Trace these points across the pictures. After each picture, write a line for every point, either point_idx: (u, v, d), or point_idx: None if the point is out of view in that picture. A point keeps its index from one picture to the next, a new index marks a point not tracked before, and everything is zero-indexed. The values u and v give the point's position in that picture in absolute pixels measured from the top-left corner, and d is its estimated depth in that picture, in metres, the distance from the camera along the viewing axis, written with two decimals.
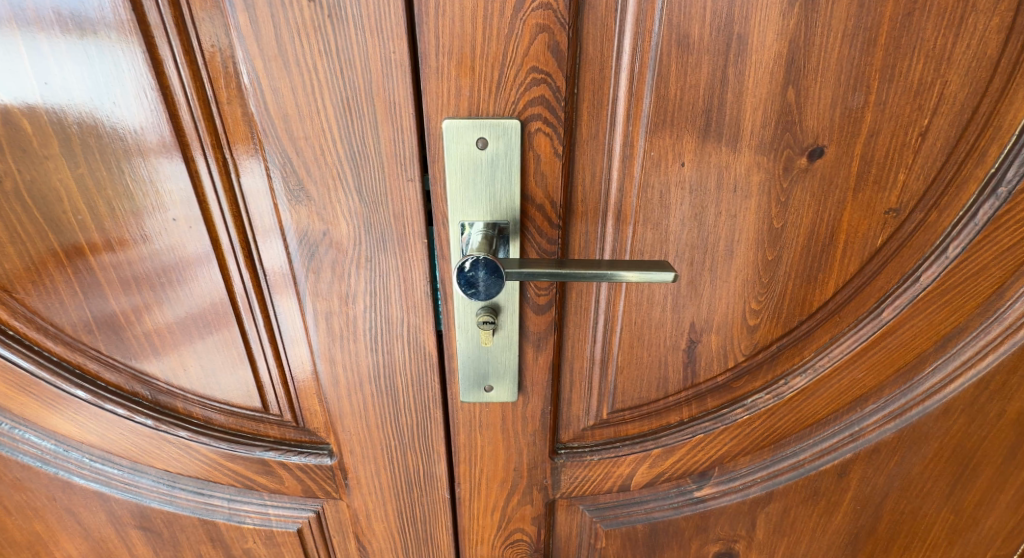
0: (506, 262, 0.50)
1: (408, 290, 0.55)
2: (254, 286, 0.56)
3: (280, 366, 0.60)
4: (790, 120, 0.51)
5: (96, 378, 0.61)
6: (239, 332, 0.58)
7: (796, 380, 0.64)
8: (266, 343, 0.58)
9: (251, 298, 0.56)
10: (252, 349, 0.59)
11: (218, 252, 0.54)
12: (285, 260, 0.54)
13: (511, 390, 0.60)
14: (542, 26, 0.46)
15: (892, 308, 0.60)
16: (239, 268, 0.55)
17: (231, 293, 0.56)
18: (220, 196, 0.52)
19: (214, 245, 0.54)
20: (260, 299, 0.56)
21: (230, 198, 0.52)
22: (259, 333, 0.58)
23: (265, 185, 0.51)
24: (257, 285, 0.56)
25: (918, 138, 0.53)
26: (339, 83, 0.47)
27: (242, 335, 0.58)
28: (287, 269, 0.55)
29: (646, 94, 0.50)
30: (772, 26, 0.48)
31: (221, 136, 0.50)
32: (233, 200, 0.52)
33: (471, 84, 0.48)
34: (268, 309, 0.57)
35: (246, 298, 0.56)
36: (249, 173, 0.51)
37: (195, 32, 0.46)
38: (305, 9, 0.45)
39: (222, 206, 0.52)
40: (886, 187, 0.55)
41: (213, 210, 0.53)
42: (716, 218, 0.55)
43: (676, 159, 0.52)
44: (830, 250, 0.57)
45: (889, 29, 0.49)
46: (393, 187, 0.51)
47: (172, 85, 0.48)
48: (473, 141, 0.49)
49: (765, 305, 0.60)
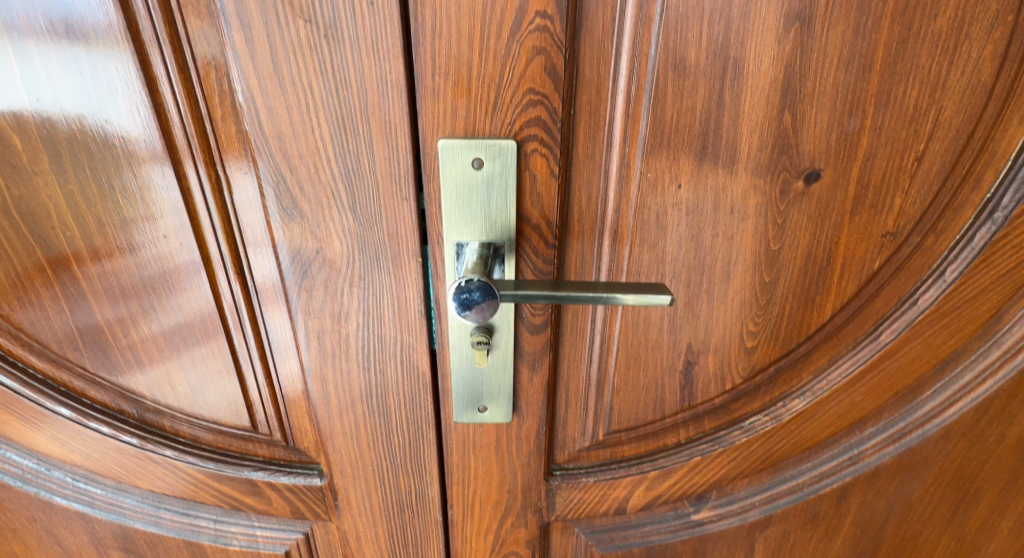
0: (501, 283, 0.49)
1: (402, 309, 0.54)
2: (244, 299, 0.55)
3: (270, 383, 0.59)
4: (786, 144, 0.51)
5: (82, 396, 0.60)
6: (227, 344, 0.57)
7: (794, 403, 0.64)
8: (255, 357, 0.57)
9: (241, 313, 0.55)
10: (240, 360, 0.58)
11: (207, 262, 0.53)
12: (276, 274, 0.53)
13: (505, 411, 0.60)
14: (539, 48, 0.45)
15: (890, 331, 0.61)
16: (229, 281, 0.54)
17: (219, 306, 0.55)
18: (211, 208, 0.51)
19: (204, 256, 0.53)
20: (250, 310, 0.55)
21: (221, 210, 0.51)
22: (248, 347, 0.57)
23: (256, 196, 0.50)
24: (248, 298, 0.55)
25: (914, 163, 0.53)
26: (334, 102, 0.45)
27: (230, 347, 0.57)
28: (278, 281, 0.53)
29: (642, 116, 0.50)
30: (768, 51, 0.48)
31: (213, 149, 0.49)
32: (226, 215, 0.51)
33: (467, 104, 0.46)
34: (257, 324, 0.56)
35: (236, 311, 0.55)
36: (240, 183, 0.50)
37: (190, 52, 0.45)
38: (301, 29, 0.42)
39: (214, 222, 0.51)
40: (883, 211, 0.55)
41: (203, 223, 0.52)
42: (712, 240, 0.55)
43: (673, 182, 0.52)
44: (827, 272, 0.58)
45: (883, 57, 0.49)
46: (388, 206, 0.49)
47: (166, 102, 0.48)
48: (467, 163, 0.48)
49: (762, 326, 0.60)
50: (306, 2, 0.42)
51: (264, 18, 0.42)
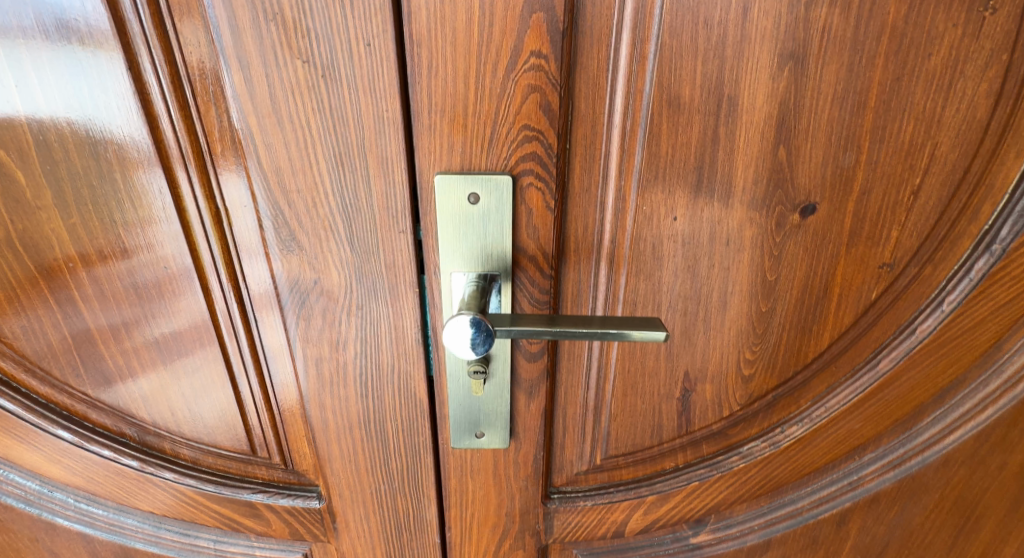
0: (497, 318, 0.50)
1: (399, 338, 0.54)
2: (237, 304, 0.53)
3: (263, 385, 0.58)
4: (781, 178, 0.52)
5: (83, 419, 0.60)
6: (220, 347, 0.55)
7: (792, 429, 0.64)
8: (247, 359, 0.56)
9: (234, 319, 0.54)
10: (233, 365, 0.56)
11: (200, 268, 0.52)
12: (270, 282, 0.51)
13: (502, 436, 0.60)
14: (534, 86, 0.45)
15: (888, 359, 0.60)
16: (222, 286, 0.52)
17: (213, 314, 0.54)
18: (208, 229, 0.50)
19: (195, 261, 0.51)
20: (246, 325, 0.54)
21: (220, 239, 0.50)
22: (240, 348, 0.55)
23: (247, 194, 0.48)
24: (241, 303, 0.53)
25: (911, 196, 0.53)
26: (331, 139, 0.45)
27: (223, 352, 0.56)
28: (272, 289, 0.52)
29: (637, 151, 0.50)
30: (762, 88, 0.48)
31: (203, 148, 0.47)
32: (226, 248, 0.51)
33: (463, 140, 0.47)
34: (251, 328, 0.54)
35: (230, 318, 0.54)
36: (231, 184, 0.48)
37: (191, 91, 0.45)
38: (299, 69, 0.43)
39: (211, 244, 0.50)
40: (880, 242, 0.55)
41: (195, 226, 0.50)
42: (708, 270, 0.55)
43: (668, 214, 0.53)
44: (824, 302, 0.58)
45: (878, 93, 0.49)
46: (385, 239, 0.49)
47: (166, 137, 0.47)
48: (462, 198, 0.48)
49: (760, 355, 0.60)
50: (304, 44, 0.42)
51: (263, 59, 0.43)
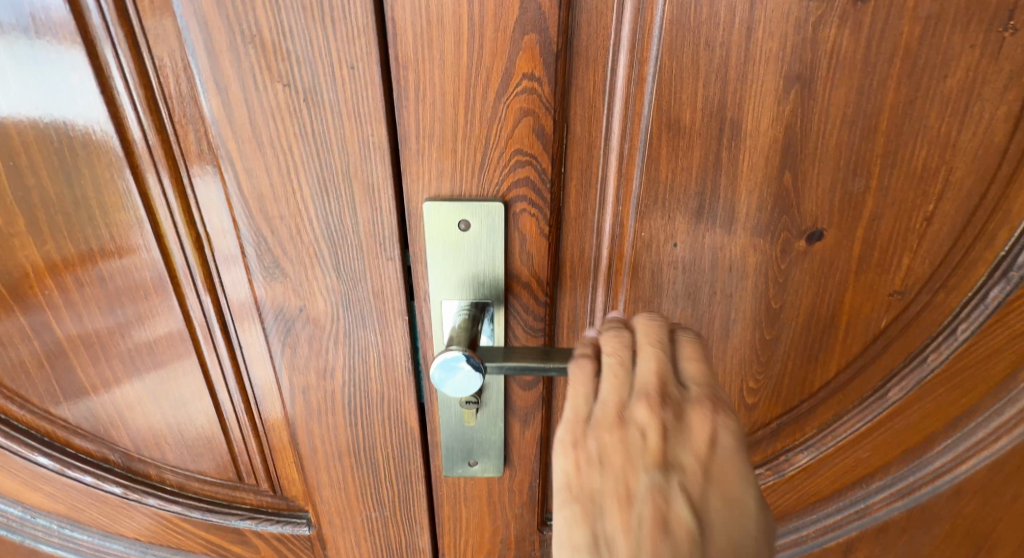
0: (491, 351, 0.48)
1: (388, 365, 0.53)
2: (216, 314, 0.51)
3: (245, 398, 0.55)
4: (787, 203, 0.49)
5: (66, 445, 0.58)
6: (197, 358, 0.53)
7: (797, 457, 0.62)
8: (227, 368, 0.53)
9: (212, 328, 0.51)
10: (213, 378, 0.54)
11: (174, 276, 0.49)
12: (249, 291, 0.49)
13: (496, 465, 0.58)
14: (527, 109, 0.43)
15: (899, 388, 0.58)
16: (199, 294, 0.50)
17: (188, 322, 0.51)
18: (188, 253, 0.48)
19: (169, 269, 0.49)
20: (225, 334, 0.52)
21: (192, 234, 0.47)
22: (220, 360, 0.53)
23: (220, 196, 0.45)
24: (220, 314, 0.51)
25: (923, 223, 0.51)
26: (315, 164, 0.43)
27: (201, 364, 0.53)
28: (252, 300, 0.49)
29: (635, 176, 0.48)
30: (767, 111, 0.46)
31: (176, 151, 0.44)
32: (204, 261, 0.48)
33: (453, 165, 0.45)
34: (230, 339, 0.52)
35: (208, 328, 0.51)
36: (206, 187, 0.45)
37: (168, 113, 0.42)
38: (279, 93, 0.41)
39: (185, 249, 0.48)
40: (890, 270, 0.53)
41: (168, 232, 0.47)
42: (710, 297, 0.53)
43: (668, 240, 0.51)
44: (831, 330, 0.55)
45: (890, 116, 0.47)
46: (372, 266, 0.48)
47: (133, 134, 0.44)
48: (452, 223, 0.46)
49: (763, 383, 0.58)
50: (284, 67, 0.40)
51: (242, 83, 0.41)
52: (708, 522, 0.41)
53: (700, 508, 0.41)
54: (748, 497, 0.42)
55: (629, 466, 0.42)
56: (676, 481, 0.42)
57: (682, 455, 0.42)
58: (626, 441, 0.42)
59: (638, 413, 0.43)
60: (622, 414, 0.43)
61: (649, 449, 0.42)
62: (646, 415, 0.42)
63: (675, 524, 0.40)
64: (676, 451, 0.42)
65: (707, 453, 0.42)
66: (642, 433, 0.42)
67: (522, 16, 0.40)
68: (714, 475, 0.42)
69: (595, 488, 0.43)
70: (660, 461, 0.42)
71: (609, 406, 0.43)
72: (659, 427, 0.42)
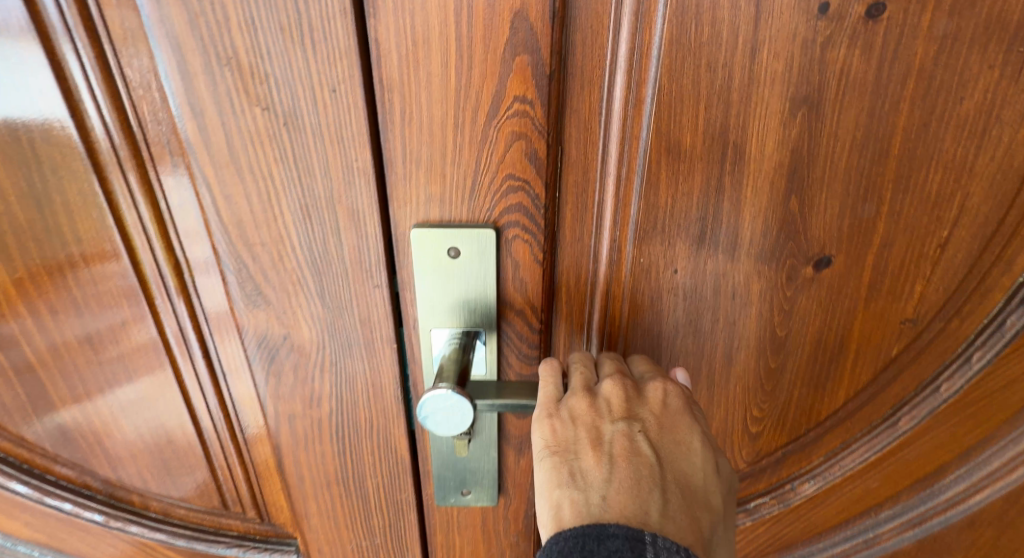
0: (484, 390, 0.47)
1: (376, 394, 0.51)
2: (192, 324, 0.48)
3: (227, 416, 0.52)
4: (793, 229, 0.47)
5: (45, 472, 0.55)
6: (173, 370, 0.50)
7: (803, 487, 0.59)
8: (205, 380, 0.50)
9: (188, 338, 0.48)
10: (188, 388, 0.51)
11: (144, 284, 0.46)
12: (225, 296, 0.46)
13: (490, 494, 0.56)
14: (518, 133, 0.41)
15: (909, 418, 0.56)
16: (173, 304, 0.47)
17: (162, 333, 0.48)
18: (160, 262, 0.45)
19: (139, 276, 0.45)
20: (201, 341, 0.49)
21: (162, 238, 0.44)
22: (196, 371, 0.50)
23: (191, 195, 0.42)
24: (197, 324, 0.48)
25: (937, 250, 0.48)
26: (297, 189, 0.42)
27: (177, 377, 0.50)
28: (228, 307, 0.46)
29: (634, 201, 0.46)
30: (772, 135, 0.44)
31: (143, 151, 0.41)
32: (177, 266, 0.45)
33: (442, 190, 0.43)
34: (207, 348, 0.49)
35: (183, 339, 0.48)
36: (175, 188, 0.42)
37: (142, 133, 0.40)
38: (258, 117, 0.39)
39: (156, 254, 0.45)
40: (902, 297, 0.50)
41: (136, 238, 0.44)
42: (712, 325, 0.51)
43: (668, 267, 0.48)
44: (839, 359, 0.53)
45: (902, 140, 0.44)
46: (359, 293, 0.46)
47: (99, 144, 0.41)
48: (440, 252, 0.44)
49: (769, 412, 0.56)
50: (262, 90, 0.38)
51: (218, 106, 0.39)
52: (670, 464, 0.43)
53: (661, 451, 0.43)
54: (702, 445, 0.44)
55: (596, 420, 0.44)
56: (641, 430, 0.43)
57: (644, 410, 0.44)
58: (595, 406, 0.44)
59: (604, 385, 0.45)
60: (589, 384, 0.45)
61: (615, 412, 0.44)
62: (610, 384, 0.45)
63: (639, 462, 0.42)
64: (639, 408, 0.44)
65: (665, 407, 0.44)
66: (607, 398, 0.45)
67: (513, 37, 0.38)
68: (672, 427, 0.44)
69: (570, 440, 0.43)
70: (626, 414, 0.44)
71: (577, 380, 0.45)
72: (623, 392, 0.45)
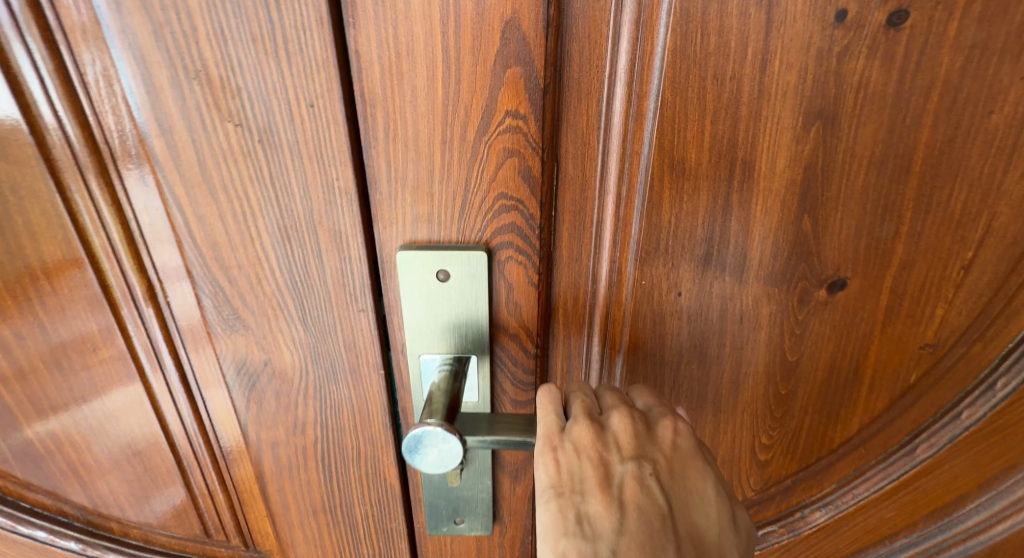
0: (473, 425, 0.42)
1: (363, 422, 0.48)
2: (164, 336, 0.45)
3: (205, 433, 0.49)
4: (806, 251, 0.44)
5: (20, 498, 0.52)
6: (141, 383, 0.47)
7: (814, 515, 0.56)
8: (178, 390, 0.47)
9: (158, 349, 0.45)
10: (159, 398, 0.48)
11: (110, 296, 0.43)
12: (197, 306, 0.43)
13: (485, 523, 0.53)
14: (511, 150, 0.38)
15: (927, 445, 0.52)
16: (141, 318, 0.44)
17: (130, 345, 0.45)
18: (129, 275, 0.42)
19: (104, 288, 0.43)
20: (173, 350, 0.46)
21: (129, 246, 0.41)
22: (168, 382, 0.47)
23: (157, 197, 0.39)
24: (170, 335, 0.45)
25: (960, 272, 0.45)
26: (274, 209, 0.39)
27: (148, 392, 0.47)
28: (201, 318, 0.44)
29: (635, 220, 0.43)
30: (784, 150, 0.41)
31: (105, 153, 0.38)
32: (147, 280, 0.43)
33: (430, 209, 0.40)
34: (180, 359, 0.46)
35: (153, 350, 0.46)
36: (139, 191, 0.39)
37: (108, 150, 0.38)
38: (231, 134, 0.37)
39: (122, 263, 0.42)
40: (921, 321, 0.47)
41: (99, 246, 0.41)
42: (719, 349, 0.48)
43: (672, 289, 0.46)
44: (853, 385, 0.50)
45: (925, 156, 0.41)
46: (343, 318, 0.43)
47: (57, 158, 0.38)
48: (429, 274, 0.42)
49: (778, 439, 0.53)
50: (234, 105, 0.36)
51: (188, 123, 0.37)
52: (682, 513, 0.39)
53: (674, 498, 0.39)
54: (718, 492, 0.40)
55: (603, 457, 0.39)
56: (652, 473, 0.39)
57: (656, 450, 0.40)
58: (603, 442, 0.40)
59: (611, 420, 0.41)
60: (593, 416, 0.41)
61: (624, 450, 0.40)
62: (618, 419, 0.41)
63: (651, 508, 0.38)
64: (650, 447, 0.40)
65: (678, 448, 0.40)
66: (614, 434, 0.40)
67: (504, 48, 0.36)
68: (684, 470, 0.40)
69: (576, 479, 0.39)
70: (636, 452, 0.39)
71: (581, 411, 0.41)
72: (632, 429, 0.40)
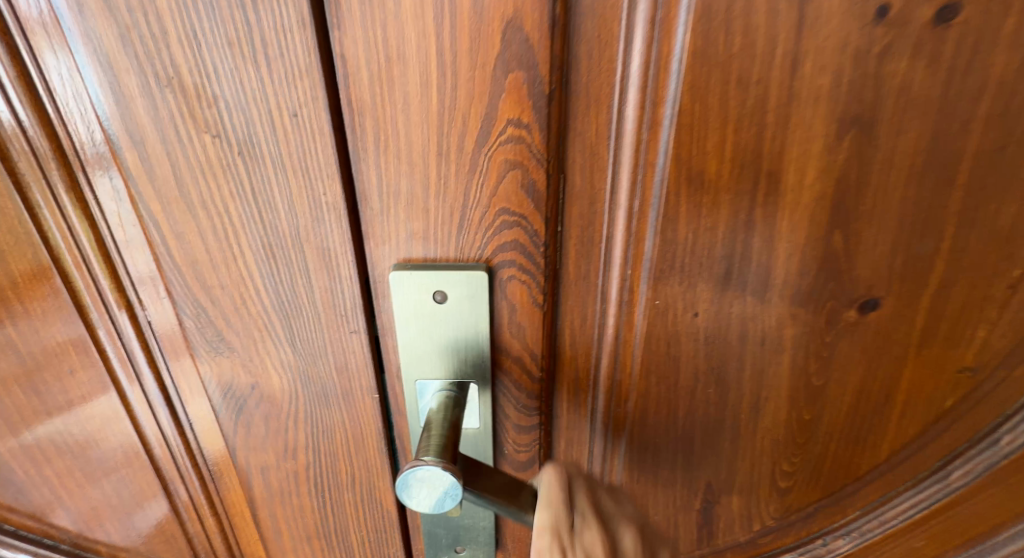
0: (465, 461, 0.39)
1: (358, 447, 0.45)
2: (143, 351, 0.42)
3: (190, 453, 0.47)
4: (835, 269, 0.41)
5: (3, 521, 0.51)
6: (118, 394, 0.44)
7: (836, 543, 0.53)
8: (157, 400, 0.44)
9: (134, 359, 0.43)
10: (139, 410, 0.45)
11: (82, 309, 0.41)
12: (174, 318, 0.40)
13: (487, 550, 0.50)
14: (513, 162, 0.35)
15: (962, 473, 0.48)
16: (119, 334, 0.42)
17: (104, 357, 0.43)
18: (106, 292, 0.40)
19: (76, 302, 0.41)
20: (153, 363, 0.43)
21: (105, 262, 0.39)
22: (147, 394, 0.44)
23: (127, 207, 0.37)
24: (149, 349, 0.42)
25: (1005, 292, 0.41)
26: (258, 226, 0.36)
27: (128, 411, 0.45)
28: (178, 332, 0.41)
29: (648, 236, 0.40)
30: (814, 160, 0.37)
31: (73, 161, 0.36)
32: (123, 298, 0.40)
33: (425, 225, 0.37)
34: (161, 373, 0.43)
35: (129, 361, 0.43)
36: (110, 196, 0.37)
37: (77, 163, 0.36)
38: (208, 146, 0.34)
39: (95, 274, 0.39)
40: (959, 344, 0.43)
41: (69, 261, 0.39)
42: (738, 373, 0.45)
43: (687, 309, 0.42)
44: (885, 411, 0.46)
45: (970, 167, 0.37)
46: (333, 340, 0.40)
47: (20, 171, 0.37)
48: (426, 296, 0.38)
49: (800, 468, 0.49)
50: (211, 114, 0.33)
51: (161, 133, 0.34)
52: None
53: None
54: None
55: None
56: None
57: None
58: None
59: None
60: None
61: None
62: None
63: None
64: None
65: None
66: None
67: (506, 50, 0.33)
68: None
69: None
70: None
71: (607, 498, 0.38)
72: None
